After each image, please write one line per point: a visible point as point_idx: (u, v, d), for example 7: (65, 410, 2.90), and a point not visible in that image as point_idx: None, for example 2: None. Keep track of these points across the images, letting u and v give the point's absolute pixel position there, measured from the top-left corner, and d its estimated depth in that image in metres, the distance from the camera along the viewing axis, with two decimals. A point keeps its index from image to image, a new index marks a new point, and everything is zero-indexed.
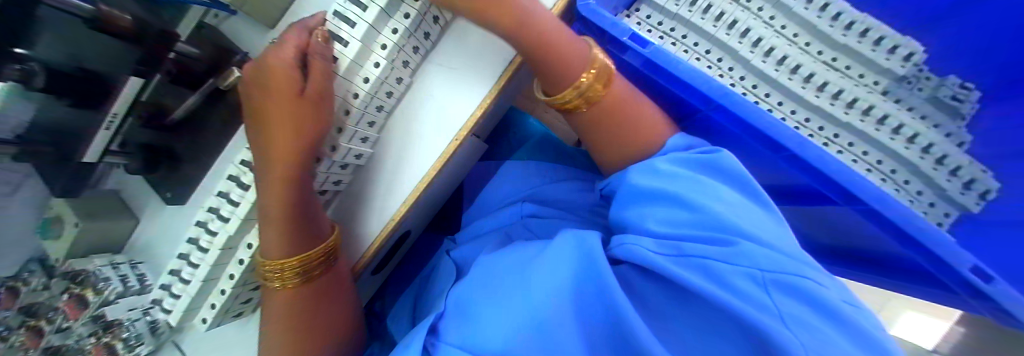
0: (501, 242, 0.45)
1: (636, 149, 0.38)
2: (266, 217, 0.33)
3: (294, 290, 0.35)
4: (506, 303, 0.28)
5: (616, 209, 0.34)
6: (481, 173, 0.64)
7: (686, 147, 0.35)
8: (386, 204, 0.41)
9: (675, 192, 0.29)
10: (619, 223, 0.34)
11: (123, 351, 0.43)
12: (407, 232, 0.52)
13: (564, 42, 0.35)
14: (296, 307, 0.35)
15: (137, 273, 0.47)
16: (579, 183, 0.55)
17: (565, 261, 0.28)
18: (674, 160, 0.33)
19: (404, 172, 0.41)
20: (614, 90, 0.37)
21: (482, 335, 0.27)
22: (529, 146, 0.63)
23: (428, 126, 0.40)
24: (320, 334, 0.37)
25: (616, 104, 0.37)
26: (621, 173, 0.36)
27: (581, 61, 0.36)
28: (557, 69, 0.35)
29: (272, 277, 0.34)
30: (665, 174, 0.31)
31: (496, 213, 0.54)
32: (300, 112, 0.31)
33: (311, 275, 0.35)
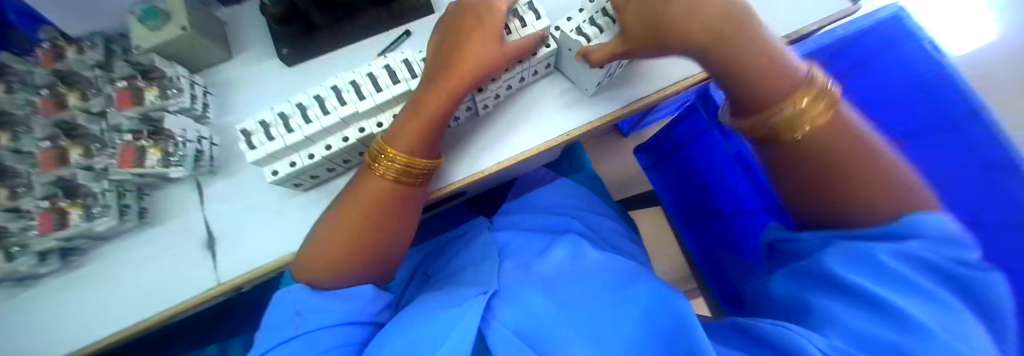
0: (556, 242, 0.48)
1: (864, 201, 0.28)
2: (411, 116, 0.36)
3: (387, 183, 0.37)
4: (564, 316, 0.35)
5: (795, 269, 0.31)
6: (533, 178, 0.67)
7: (940, 254, 0.24)
8: (479, 157, 0.45)
9: (874, 291, 0.24)
10: (788, 291, 0.30)
11: (157, 163, 0.40)
12: (461, 193, 0.55)
13: (775, 62, 0.30)
14: (379, 203, 0.37)
15: (204, 101, 0.45)
16: (621, 228, 0.61)
17: (627, 309, 0.36)
18: (898, 259, 0.25)
19: (509, 138, 0.45)
20: (834, 119, 0.30)
21: (543, 329, 0.33)
22: (589, 176, 0.68)
23: (549, 112, 0.46)
24: (373, 242, 0.38)
25: (833, 139, 0.29)
26: (840, 244, 0.28)
27: (793, 83, 0.30)
28: (756, 90, 0.31)
29: (380, 162, 0.36)
30: (878, 269, 0.25)
31: (542, 216, 0.57)
32: (488, 53, 0.36)
33: (406, 179, 0.37)
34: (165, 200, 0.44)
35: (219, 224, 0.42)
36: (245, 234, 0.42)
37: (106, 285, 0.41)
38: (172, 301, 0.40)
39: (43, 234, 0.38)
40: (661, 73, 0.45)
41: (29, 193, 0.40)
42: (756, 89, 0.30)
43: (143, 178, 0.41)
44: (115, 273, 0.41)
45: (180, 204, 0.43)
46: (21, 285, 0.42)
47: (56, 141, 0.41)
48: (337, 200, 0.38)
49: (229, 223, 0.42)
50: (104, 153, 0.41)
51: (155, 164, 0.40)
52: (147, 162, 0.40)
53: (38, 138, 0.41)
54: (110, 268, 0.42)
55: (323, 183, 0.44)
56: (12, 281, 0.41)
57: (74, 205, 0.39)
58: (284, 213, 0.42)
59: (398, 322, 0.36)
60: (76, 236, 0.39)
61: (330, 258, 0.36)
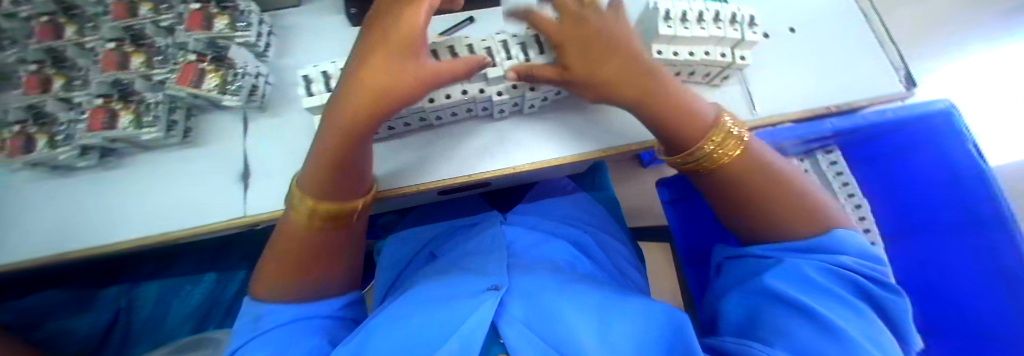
0: (563, 258, 0.48)
1: (793, 223, 0.32)
2: (317, 155, 0.33)
3: (309, 228, 0.36)
4: (582, 321, 0.33)
5: (748, 286, 0.29)
6: (549, 185, 0.68)
7: (868, 270, 0.27)
8: (516, 155, 0.46)
9: (749, 289, 0.29)
10: (741, 312, 0.28)
11: (213, 88, 0.41)
12: (483, 183, 0.56)
13: (686, 111, 0.34)
14: (308, 244, 0.36)
15: (267, 40, 0.46)
16: (628, 253, 0.62)
17: (640, 325, 0.33)
18: (828, 274, 0.27)
19: (549, 142, 0.47)
20: (750, 157, 0.34)
21: (563, 337, 0.31)
22: (602, 195, 0.69)
23: (592, 128, 0.48)
24: (317, 267, 0.38)
25: (739, 165, 0.34)
26: (787, 264, 0.28)
27: (705, 124, 0.34)
28: (681, 135, 0.34)
29: (297, 211, 0.35)
30: (814, 283, 0.26)
31: (552, 223, 0.57)
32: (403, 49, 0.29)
33: (328, 224, 0.36)
34: (209, 125, 0.45)
35: (258, 160, 0.43)
36: (280, 176, 0.43)
37: (136, 192, 0.42)
38: (196, 222, 0.41)
39: (89, 130, 0.39)
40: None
41: (83, 89, 0.42)
42: (680, 130, 0.34)
43: (193, 99, 0.42)
44: (147, 183, 0.43)
45: (223, 132, 0.45)
46: (57, 173, 0.44)
47: (121, 45, 0.42)
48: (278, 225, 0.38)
49: (267, 162, 0.43)
50: (161, 66, 0.42)
51: (211, 89, 0.41)
52: (205, 86, 0.41)
53: (105, 39, 0.42)
54: (143, 178, 0.43)
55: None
56: (48, 167, 0.42)
57: (125, 109, 0.41)
58: None
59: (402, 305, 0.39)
60: (119, 139, 0.41)
61: (282, 277, 0.37)
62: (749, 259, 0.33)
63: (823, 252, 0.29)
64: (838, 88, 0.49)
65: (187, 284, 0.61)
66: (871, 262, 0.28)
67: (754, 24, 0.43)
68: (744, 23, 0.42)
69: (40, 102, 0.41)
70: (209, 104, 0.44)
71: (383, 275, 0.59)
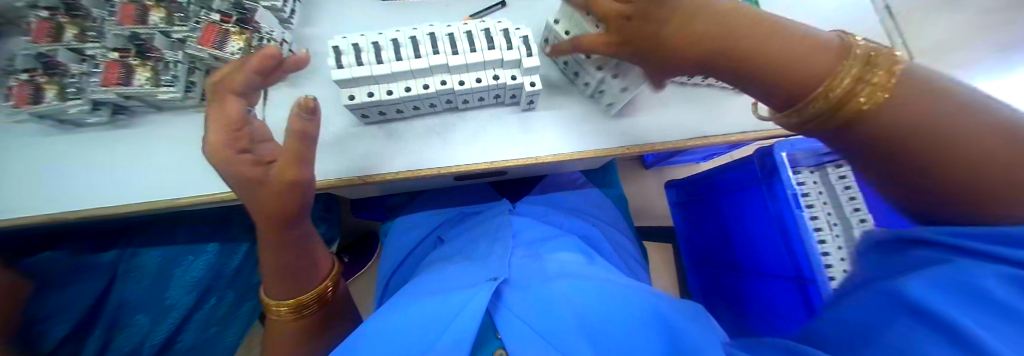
0: (570, 247, 0.47)
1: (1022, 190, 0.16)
2: (271, 275, 0.38)
3: (297, 320, 0.39)
4: (579, 309, 0.32)
5: (870, 290, 0.18)
6: (562, 178, 0.66)
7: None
8: (539, 146, 0.45)
9: (868, 294, 0.18)
10: (854, 320, 0.18)
11: (236, 51, 0.39)
12: (500, 172, 0.54)
13: (784, 46, 0.23)
14: (303, 336, 0.39)
15: (293, 6, 0.44)
16: (637, 253, 0.61)
17: (647, 311, 0.32)
18: (1009, 282, 0.14)
19: (573, 134, 0.45)
20: (920, 94, 0.19)
21: (556, 328, 0.31)
22: (616, 194, 0.68)
23: (621, 121, 0.46)
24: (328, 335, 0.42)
25: (898, 119, 0.19)
26: (943, 264, 0.16)
27: (826, 57, 0.22)
28: (788, 73, 0.23)
29: (280, 318, 0.39)
30: (990, 301, 0.14)
31: (565, 216, 0.56)
32: (271, 197, 0.33)
33: (310, 310, 0.40)
34: None
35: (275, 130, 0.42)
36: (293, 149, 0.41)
37: (146, 153, 0.41)
38: (211, 190, 0.40)
39: (105, 85, 0.37)
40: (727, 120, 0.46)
41: (99, 41, 0.40)
42: (790, 76, 0.23)
43: (214, 62, 0.40)
44: (159, 145, 0.41)
45: None
46: (63, 128, 0.42)
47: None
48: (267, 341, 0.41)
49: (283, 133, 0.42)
50: (182, 23, 0.40)
51: (234, 52, 0.39)
52: (228, 49, 0.39)
53: None
54: (156, 138, 0.41)
55: (386, 121, 0.46)
56: (55, 121, 0.41)
57: (141, 65, 0.39)
58: (346, 145, 0.44)
59: (407, 293, 0.39)
60: (133, 97, 0.39)
61: None
62: (903, 253, 0.19)
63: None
64: None
65: (189, 253, 0.57)
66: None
67: None
68: None
69: (51, 51, 0.39)
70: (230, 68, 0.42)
71: (390, 258, 0.58)
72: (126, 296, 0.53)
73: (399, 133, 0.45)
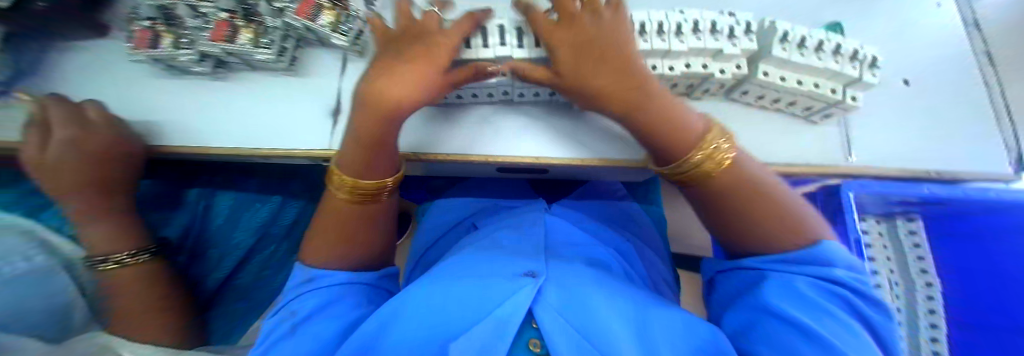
0: (602, 255, 0.47)
1: (781, 232, 0.30)
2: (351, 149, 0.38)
3: (356, 203, 0.40)
4: (616, 321, 0.32)
5: (745, 301, 0.29)
6: (600, 185, 0.66)
7: (852, 282, 0.27)
8: (586, 151, 0.45)
9: (744, 301, 0.29)
10: (741, 322, 0.29)
11: (327, 24, 0.43)
12: (541, 170, 0.55)
13: (673, 122, 0.33)
14: (355, 219, 0.41)
15: None
16: (668, 273, 0.59)
17: (680, 330, 0.32)
18: (815, 286, 0.26)
19: (622, 144, 0.46)
20: (739, 172, 0.32)
21: (598, 338, 0.29)
22: (654, 210, 0.67)
23: None
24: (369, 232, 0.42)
25: (727, 183, 0.32)
26: (785, 277, 0.28)
27: (696, 137, 0.33)
28: (675, 137, 0.33)
29: (340, 189, 0.39)
30: (808, 298, 0.25)
31: (600, 224, 0.56)
32: (420, 77, 0.35)
33: (370, 200, 0.40)
34: (310, 60, 0.48)
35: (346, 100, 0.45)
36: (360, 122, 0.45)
37: (236, 105, 0.46)
38: (285, 145, 0.44)
39: (214, 40, 0.42)
40: (799, 151, 0.43)
41: None
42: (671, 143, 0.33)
43: (305, 32, 0.45)
44: (249, 100, 0.46)
45: (322, 68, 0.47)
46: (173, 73, 0.49)
47: None
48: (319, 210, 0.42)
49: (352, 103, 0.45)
50: None
51: (323, 25, 0.43)
52: (318, 21, 0.43)
53: None
54: (247, 93, 0.47)
55: (445, 105, 0.48)
56: (167, 66, 0.47)
57: (246, 27, 0.44)
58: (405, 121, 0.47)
59: (433, 276, 0.39)
60: (234, 54, 0.44)
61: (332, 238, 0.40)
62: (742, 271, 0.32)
63: (812, 266, 0.27)
64: (945, 155, 0.44)
65: (258, 201, 0.64)
66: (854, 274, 0.28)
67: (876, 64, 0.39)
68: (864, 62, 0.39)
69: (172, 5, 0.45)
70: (316, 39, 0.47)
71: (425, 236, 0.60)
72: (215, 226, 0.60)
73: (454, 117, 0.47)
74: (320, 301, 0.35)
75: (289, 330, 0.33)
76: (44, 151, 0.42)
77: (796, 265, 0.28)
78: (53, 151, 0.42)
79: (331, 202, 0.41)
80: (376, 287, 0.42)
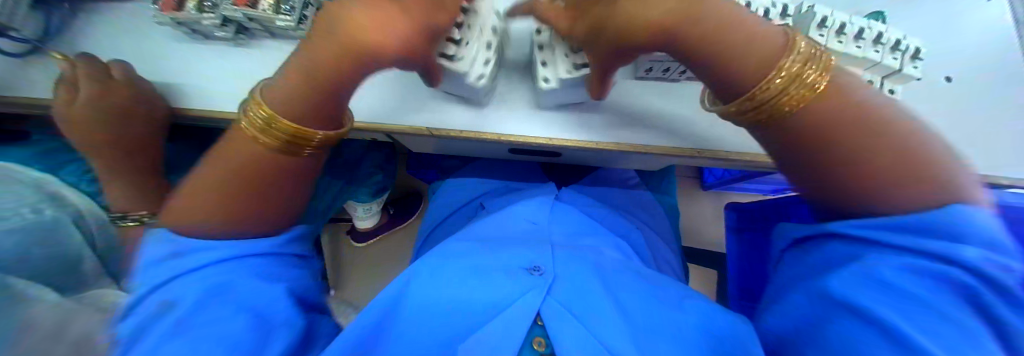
0: (610, 242, 0.46)
1: (895, 180, 0.24)
2: (288, 77, 0.33)
3: (261, 146, 0.33)
4: (620, 309, 0.32)
5: (813, 286, 0.26)
6: (613, 174, 0.65)
7: (984, 264, 0.20)
8: (602, 133, 0.44)
9: (817, 283, 0.26)
10: (805, 308, 0.26)
11: None
12: (553, 153, 0.55)
13: (751, 39, 0.29)
14: (252, 165, 0.33)
15: None
16: (678, 264, 0.58)
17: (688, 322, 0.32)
18: (908, 273, 0.22)
19: (639, 127, 0.44)
20: (836, 100, 0.27)
21: (603, 329, 0.29)
22: (668, 202, 0.65)
23: (693, 119, 0.44)
24: (263, 192, 0.34)
25: (824, 117, 0.27)
26: (866, 262, 0.23)
27: (776, 50, 0.28)
28: (744, 54, 0.28)
29: (249, 118, 0.32)
30: (897, 289, 0.21)
31: (610, 211, 0.55)
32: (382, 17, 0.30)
33: (286, 150, 0.33)
34: None
35: None
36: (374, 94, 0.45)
37: (255, 71, 0.47)
38: None
39: (237, 4, 0.42)
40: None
41: None
42: (733, 66, 0.29)
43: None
44: (270, 66, 0.47)
45: None
46: (194, 37, 0.49)
47: None
48: (213, 153, 0.35)
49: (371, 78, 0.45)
50: None
51: None
52: None
53: None
54: (268, 59, 0.47)
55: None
56: (188, 30, 0.47)
57: None
58: (419, 94, 0.46)
59: (433, 260, 0.38)
60: (255, 20, 0.44)
61: (216, 200, 0.33)
62: (829, 240, 0.27)
63: (928, 244, 0.22)
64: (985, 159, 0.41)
65: None
66: (997, 250, 0.20)
67: (920, 55, 0.36)
68: (906, 53, 0.36)
69: None
70: None
71: (435, 214, 0.61)
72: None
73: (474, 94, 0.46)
74: (209, 285, 0.29)
75: (173, 329, 0.27)
76: (70, 106, 0.44)
77: (907, 239, 0.23)
78: (82, 106, 0.44)
79: (234, 137, 0.34)
80: (284, 256, 0.36)
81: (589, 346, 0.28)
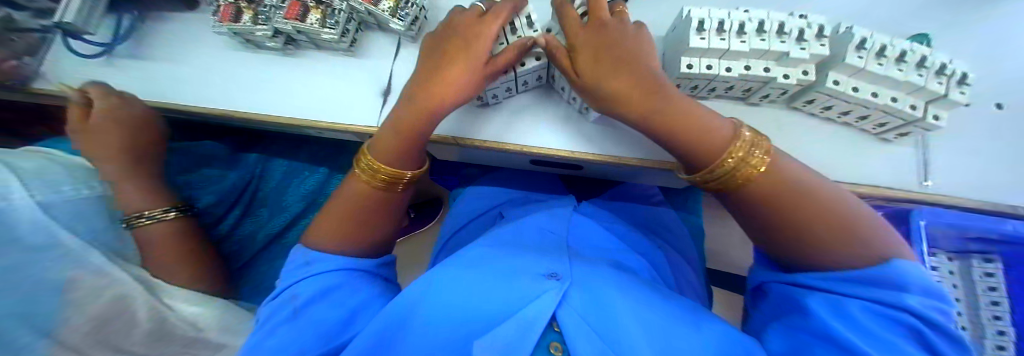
0: (629, 257, 0.46)
1: (836, 243, 0.26)
2: (390, 127, 0.41)
3: (372, 189, 0.42)
4: (641, 324, 0.31)
5: (790, 328, 0.26)
6: (635, 189, 0.64)
7: (925, 309, 0.21)
8: (625, 148, 0.44)
9: (794, 324, 0.26)
10: (785, 352, 0.25)
11: (387, 10, 0.46)
12: (576, 166, 0.55)
13: (699, 117, 0.32)
14: (366, 203, 0.42)
15: None
16: (701, 285, 0.56)
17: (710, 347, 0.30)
18: (868, 312, 0.22)
19: (666, 143, 0.44)
20: (779, 171, 0.29)
21: (621, 344, 0.29)
22: (691, 220, 0.64)
23: None
24: (372, 226, 0.43)
25: (778, 187, 0.29)
26: (830, 300, 0.24)
27: (721, 134, 0.31)
28: (687, 134, 0.32)
29: (365, 170, 0.42)
30: (858, 323, 0.22)
31: (630, 227, 0.55)
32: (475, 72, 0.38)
33: (390, 188, 0.43)
34: (369, 42, 0.51)
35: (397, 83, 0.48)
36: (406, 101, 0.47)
37: (299, 79, 0.50)
38: (338, 118, 0.47)
39: (287, 18, 0.46)
40: (865, 170, 0.40)
41: None
42: (693, 145, 0.32)
43: (367, 14, 0.48)
44: (313, 74, 0.50)
45: (378, 50, 0.50)
46: (247, 47, 0.53)
47: None
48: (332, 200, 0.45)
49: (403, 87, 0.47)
50: None
51: (384, 10, 0.46)
52: (380, 6, 0.46)
53: None
54: (313, 67, 0.50)
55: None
56: (243, 40, 0.52)
57: (315, 8, 0.47)
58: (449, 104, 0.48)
59: (454, 263, 0.39)
60: (302, 32, 0.48)
61: (338, 236, 0.42)
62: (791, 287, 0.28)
63: (878, 286, 0.23)
64: None
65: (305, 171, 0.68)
66: (933, 297, 0.22)
67: (968, 81, 0.35)
68: (953, 78, 0.35)
69: None
70: (374, 22, 0.49)
71: (456, 220, 0.62)
72: (267, 188, 0.64)
73: (500, 106, 0.48)
74: (323, 287, 0.36)
75: (291, 314, 0.34)
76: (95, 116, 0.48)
77: (858, 283, 0.23)
78: (108, 118, 0.48)
79: (348, 188, 0.44)
80: (375, 274, 0.42)
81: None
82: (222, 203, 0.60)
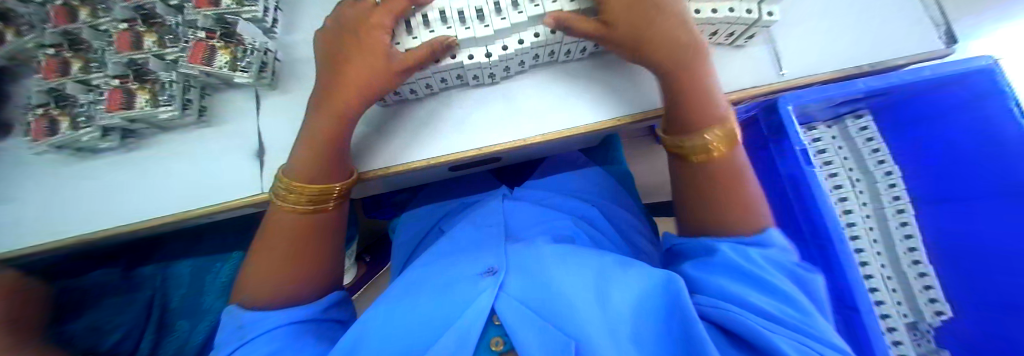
0: (559, 229, 0.46)
1: (733, 221, 0.32)
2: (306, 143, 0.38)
3: (296, 216, 0.39)
4: (577, 281, 0.32)
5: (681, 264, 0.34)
6: (559, 159, 0.65)
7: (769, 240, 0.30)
8: (524, 128, 0.44)
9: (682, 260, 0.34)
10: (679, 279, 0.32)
11: (224, 66, 0.41)
12: (494, 159, 0.54)
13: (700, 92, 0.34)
14: (293, 233, 0.39)
15: (274, 16, 0.45)
16: (643, 227, 0.59)
17: (637, 287, 0.31)
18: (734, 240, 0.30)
19: (559, 111, 0.44)
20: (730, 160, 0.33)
21: (561, 311, 0.29)
22: (620, 170, 0.66)
23: (608, 87, 0.44)
24: (305, 265, 0.40)
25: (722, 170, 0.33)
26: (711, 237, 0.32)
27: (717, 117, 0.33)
28: (693, 103, 0.33)
29: (286, 195, 0.38)
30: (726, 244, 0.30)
31: (559, 198, 0.56)
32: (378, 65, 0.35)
33: (319, 208, 0.39)
34: (223, 105, 0.46)
35: (268, 141, 0.43)
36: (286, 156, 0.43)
37: (154, 171, 0.44)
38: (212, 200, 0.42)
39: (110, 110, 0.39)
40: (731, 81, 0.42)
41: (102, 71, 0.42)
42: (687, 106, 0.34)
43: (206, 77, 0.42)
44: (171, 160, 0.44)
45: (237, 112, 0.45)
46: (82, 155, 0.46)
47: (133, 24, 0.43)
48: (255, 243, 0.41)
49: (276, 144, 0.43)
50: (174, 45, 0.42)
51: (221, 67, 0.41)
52: (215, 64, 0.41)
53: (117, 19, 0.43)
54: (167, 153, 0.45)
55: (398, 104, 0.48)
56: (73, 149, 0.44)
57: (141, 88, 0.41)
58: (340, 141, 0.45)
59: (391, 293, 0.38)
60: (137, 120, 0.41)
61: (273, 283, 0.38)
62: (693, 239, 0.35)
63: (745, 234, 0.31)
64: (874, 47, 0.44)
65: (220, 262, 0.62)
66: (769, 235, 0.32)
67: None
68: None
69: (59, 84, 0.43)
70: (221, 82, 0.44)
71: (398, 253, 0.59)
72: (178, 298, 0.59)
73: (402, 118, 0.47)
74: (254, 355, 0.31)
75: None
76: None
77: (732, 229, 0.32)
78: None
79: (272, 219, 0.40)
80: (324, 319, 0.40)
81: (551, 334, 0.27)
82: (129, 334, 0.53)
